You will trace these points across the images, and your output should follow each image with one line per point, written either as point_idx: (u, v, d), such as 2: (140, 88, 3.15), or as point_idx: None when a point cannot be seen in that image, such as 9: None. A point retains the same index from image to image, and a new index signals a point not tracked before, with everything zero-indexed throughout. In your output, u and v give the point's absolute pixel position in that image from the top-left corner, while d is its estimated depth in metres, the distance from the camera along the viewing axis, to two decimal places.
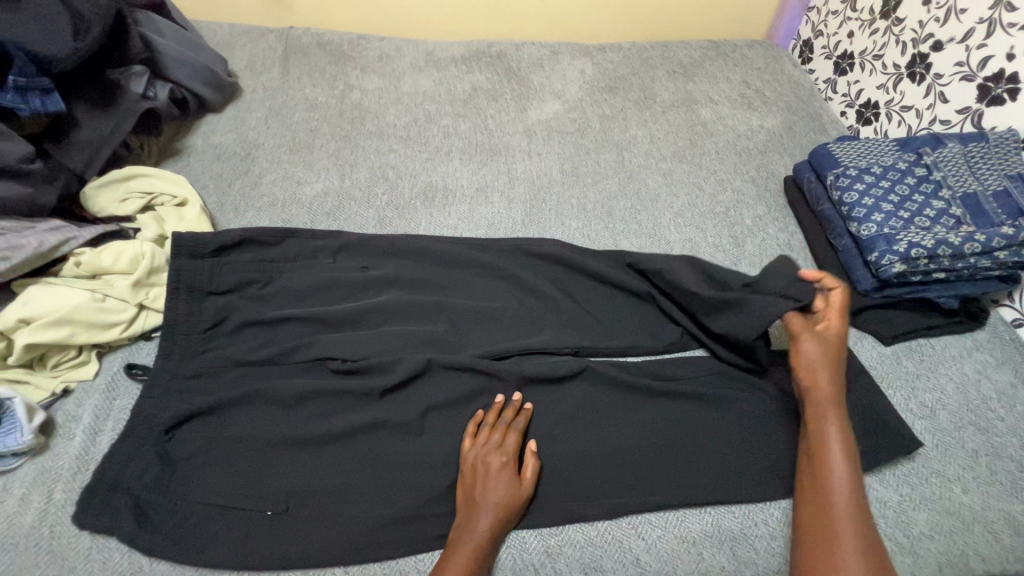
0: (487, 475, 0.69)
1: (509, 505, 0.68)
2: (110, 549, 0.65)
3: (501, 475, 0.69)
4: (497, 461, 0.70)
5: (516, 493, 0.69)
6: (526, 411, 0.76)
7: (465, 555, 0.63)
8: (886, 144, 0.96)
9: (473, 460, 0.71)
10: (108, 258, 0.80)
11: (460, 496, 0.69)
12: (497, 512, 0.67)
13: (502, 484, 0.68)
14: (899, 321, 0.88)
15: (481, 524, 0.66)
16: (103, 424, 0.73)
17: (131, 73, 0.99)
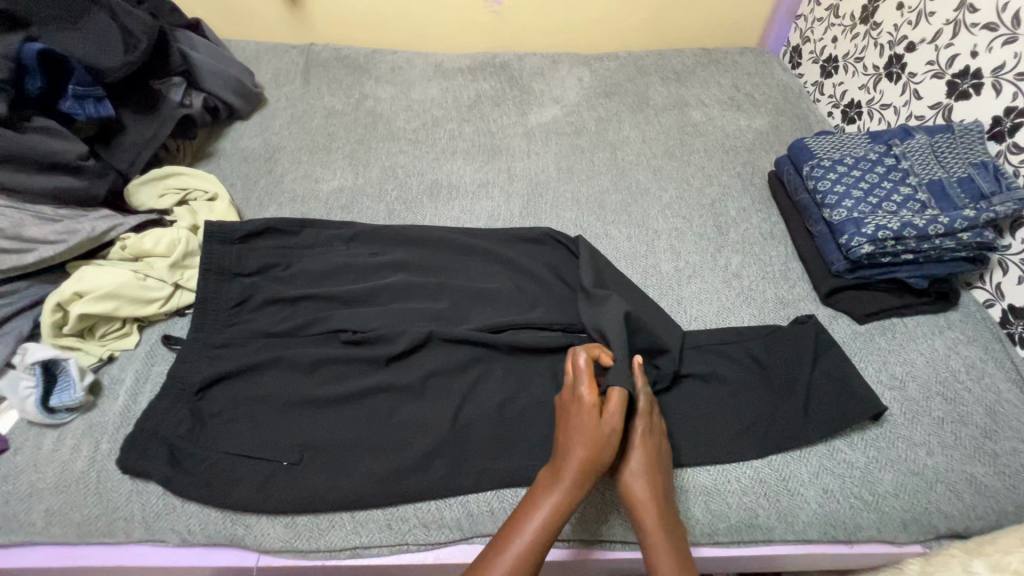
0: (577, 417, 0.71)
1: (596, 441, 0.68)
2: (147, 493, 0.74)
3: (587, 420, 0.70)
4: (581, 405, 0.71)
5: (601, 432, 0.69)
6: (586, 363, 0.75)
7: (552, 497, 0.66)
8: (859, 138, 1.02)
9: (565, 407, 0.74)
10: (150, 243, 0.90)
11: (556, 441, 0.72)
12: (586, 447, 0.68)
13: (589, 421, 0.69)
14: (870, 301, 0.94)
15: (565, 462, 0.68)
16: (143, 385, 0.83)
17: (170, 83, 1.11)
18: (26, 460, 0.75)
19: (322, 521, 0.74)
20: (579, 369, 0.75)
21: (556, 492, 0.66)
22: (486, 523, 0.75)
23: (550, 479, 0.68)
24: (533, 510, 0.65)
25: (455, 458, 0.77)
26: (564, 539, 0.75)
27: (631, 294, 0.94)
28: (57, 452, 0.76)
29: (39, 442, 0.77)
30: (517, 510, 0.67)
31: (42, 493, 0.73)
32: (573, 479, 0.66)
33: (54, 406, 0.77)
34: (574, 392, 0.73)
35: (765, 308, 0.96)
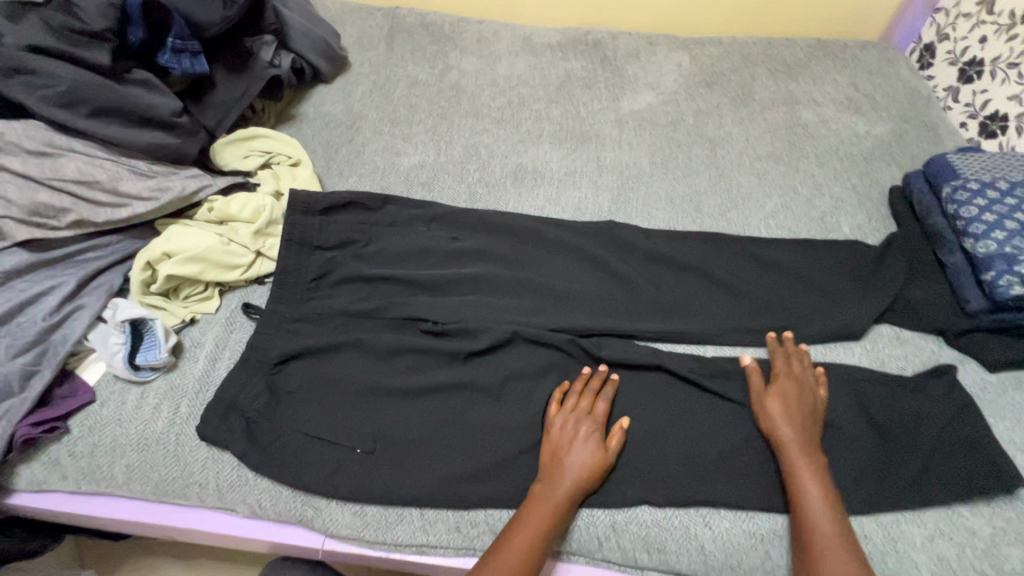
0: (574, 441, 0.72)
1: (593, 470, 0.70)
2: (222, 462, 0.74)
3: (590, 449, 0.72)
4: (582, 429, 0.73)
5: (600, 461, 0.71)
6: (613, 380, 0.78)
7: (542, 514, 0.67)
8: (1015, 160, 0.89)
9: (560, 423, 0.74)
10: (235, 208, 0.89)
11: (545, 457, 0.72)
12: (582, 473, 0.70)
13: (590, 447, 0.72)
14: (1010, 348, 0.82)
15: (559, 482, 0.69)
16: (222, 352, 0.82)
17: (262, 42, 1.08)
18: (111, 414, 0.76)
19: (392, 514, 0.72)
20: (592, 393, 0.77)
21: (547, 511, 0.67)
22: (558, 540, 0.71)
23: (542, 494, 0.69)
24: (525, 525, 0.66)
25: (531, 467, 0.74)
26: (639, 566, 0.71)
27: (726, 310, 0.88)
28: (139, 410, 0.76)
29: (123, 396, 0.77)
30: (508, 523, 0.68)
31: (124, 448, 0.74)
32: (567, 500, 0.68)
33: (139, 364, 0.77)
34: (580, 418, 0.74)
35: (879, 341, 0.86)
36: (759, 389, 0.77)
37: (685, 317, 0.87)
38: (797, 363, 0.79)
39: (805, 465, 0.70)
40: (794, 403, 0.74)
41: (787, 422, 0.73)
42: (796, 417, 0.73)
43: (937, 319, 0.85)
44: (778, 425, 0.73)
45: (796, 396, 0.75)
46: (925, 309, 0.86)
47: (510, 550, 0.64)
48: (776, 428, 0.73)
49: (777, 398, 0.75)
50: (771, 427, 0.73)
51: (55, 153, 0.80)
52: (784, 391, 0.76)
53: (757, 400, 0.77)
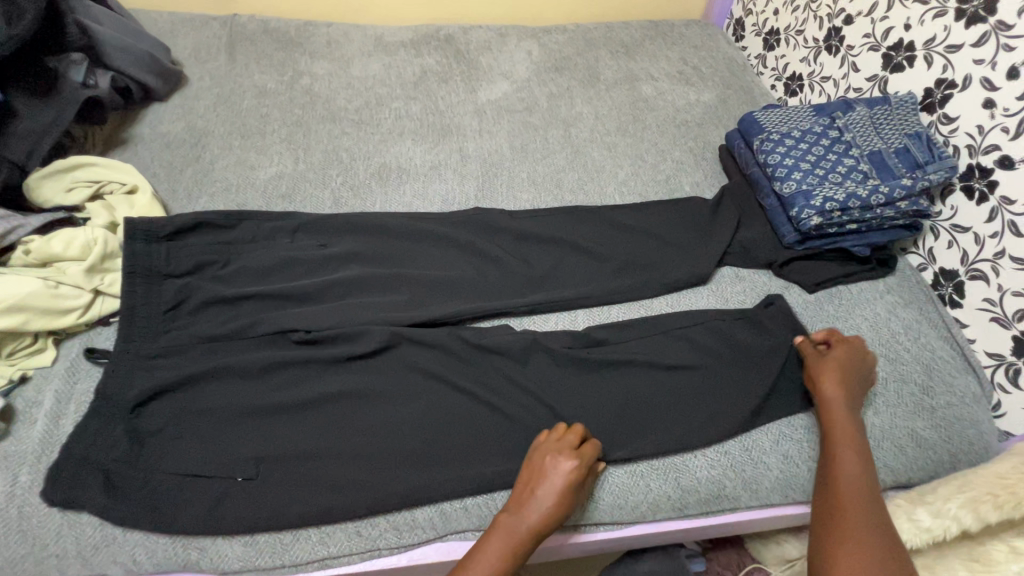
0: (541, 471, 0.70)
1: (559, 502, 0.69)
2: (81, 525, 0.67)
3: (557, 481, 0.69)
4: (562, 467, 0.70)
5: (564, 501, 0.69)
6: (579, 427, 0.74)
7: (501, 544, 0.67)
8: (804, 111, 1.05)
9: (541, 454, 0.72)
10: (59, 246, 0.80)
11: (522, 486, 0.71)
12: (547, 507, 0.68)
13: (562, 477, 0.69)
14: (820, 270, 0.98)
15: (525, 517, 0.68)
16: (66, 407, 0.74)
17: (69, 61, 0.97)
18: None
19: (285, 536, 0.70)
20: (581, 433, 0.74)
21: (506, 549, 0.67)
22: (460, 519, 0.74)
23: (504, 529, 0.68)
24: (480, 557, 0.67)
25: (423, 457, 0.75)
26: None
27: (591, 274, 0.95)
28: None
29: None
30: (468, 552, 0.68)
31: None
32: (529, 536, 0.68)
33: None
34: (550, 449, 0.72)
35: (722, 283, 0.98)
36: (815, 355, 0.82)
37: (556, 287, 0.93)
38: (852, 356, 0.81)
39: (844, 416, 0.76)
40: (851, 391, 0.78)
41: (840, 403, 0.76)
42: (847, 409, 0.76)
43: (763, 255, 0.99)
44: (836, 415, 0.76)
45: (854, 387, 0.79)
46: (754, 249, 1.00)
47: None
48: (823, 381, 0.78)
49: (840, 355, 0.80)
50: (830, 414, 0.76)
51: None
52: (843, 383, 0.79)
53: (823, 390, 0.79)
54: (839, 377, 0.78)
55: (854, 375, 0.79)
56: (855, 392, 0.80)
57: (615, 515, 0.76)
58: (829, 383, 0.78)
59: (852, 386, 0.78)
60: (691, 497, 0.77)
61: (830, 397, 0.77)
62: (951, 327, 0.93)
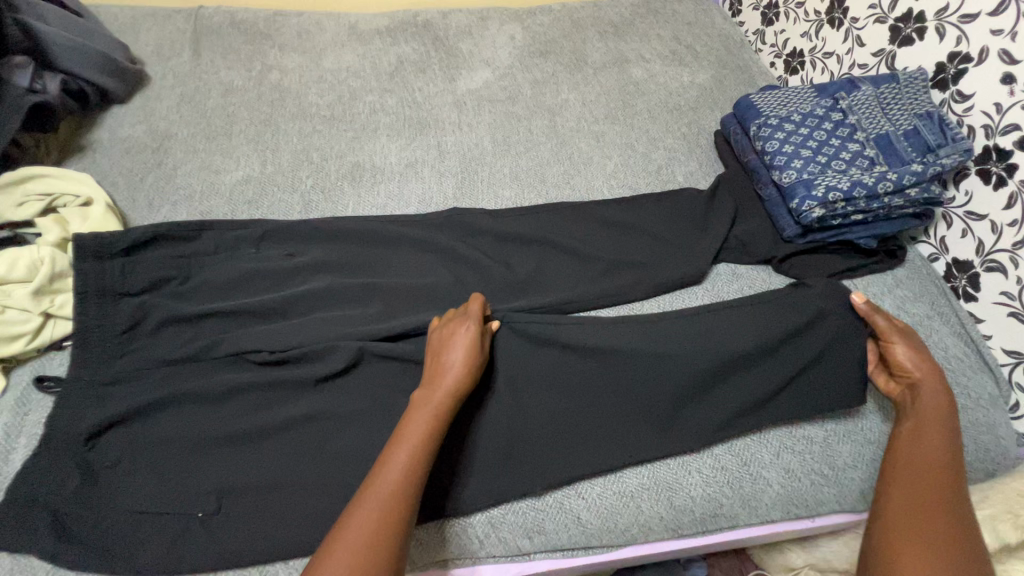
0: (445, 345, 0.72)
1: (468, 344, 0.71)
2: (33, 568, 0.63)
3: (461, 339, 0.71)
4: (462, 333, 0.72)
5: (473, 355, 0.70)
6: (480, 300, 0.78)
7: (421, 425, 0.64)
8: (805, 92, 0.97)
9: (438, 334, 0.73)
10: (1, 268, 0.75)
11: (429, 366, 0.71)
12: (460, 374, 0.69)
13: (466, 347, 0.70)
14: (824, 264, 0.91)
15: (440, 390, 0.67)
16: (15, 441, 0.70)
17: (13, 65, 0.92)
18: None
19: (251, 573, 0.66)
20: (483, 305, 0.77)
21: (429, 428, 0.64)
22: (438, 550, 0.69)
23: (422, 402, 0.66)
24: (400, 444, 0.62)
25: None
26: (525, 552, 0.70)
27: (578, 276, 0.89)
28: None
29: None
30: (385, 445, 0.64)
31: None
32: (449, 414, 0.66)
33: None
34: (449, 326, 0.74)
35: (718, 281, 0.92)
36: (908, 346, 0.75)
37: (539, 292, 0.87)
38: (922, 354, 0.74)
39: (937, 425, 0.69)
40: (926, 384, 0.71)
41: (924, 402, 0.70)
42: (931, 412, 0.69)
43: (762, 249, 0.93)
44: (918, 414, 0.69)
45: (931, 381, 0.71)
46: (752, 244, 0.93)
47: (384, 472, 0.60)
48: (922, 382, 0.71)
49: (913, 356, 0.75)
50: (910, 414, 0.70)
51: None
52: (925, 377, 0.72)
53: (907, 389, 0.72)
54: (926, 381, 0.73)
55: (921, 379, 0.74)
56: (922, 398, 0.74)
57: (604, 539, 0.71)
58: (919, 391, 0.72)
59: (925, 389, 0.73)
60: (685, 518, 0.72)
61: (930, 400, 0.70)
62: (966, 323, 0.87)
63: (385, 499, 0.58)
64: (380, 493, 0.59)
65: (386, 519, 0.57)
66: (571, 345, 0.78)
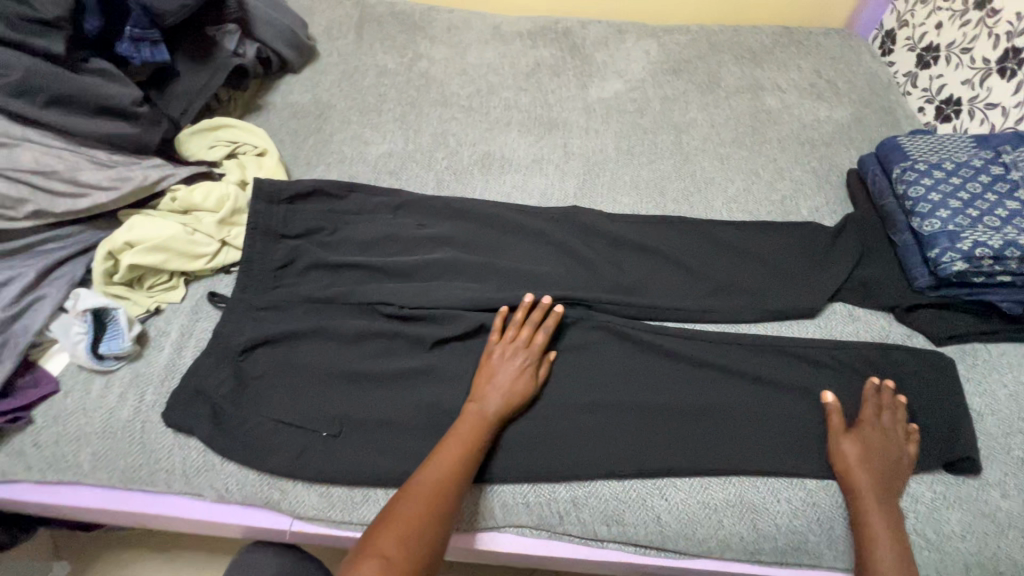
0: (505, 366, 0.77)
1: (523, 372, 0.77)
2: (188, 448, 0.75)
3: (519, 366, 0.77)
4: (517, 360, 0.78)
5: (529, 383, 0.77)
6: (556, 312, 0.82)
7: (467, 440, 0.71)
8: (962, 140, 0.92)
9: (497, 354, 0.79)
10: (199, 197, 0.89)
11: (478, 380, 0.77)
12: (501, 398, 0.74)
13: (518, 373, 0.77)
14: (955, 322, 0.86)
15: (487, 403, 0.74)
16: (187, 340, 0.83)
17: (225, 31, 1.07)
18: (75, 403, 0.76)
19: (356, 494, 0.74)
20: (536, 324, 0.81)
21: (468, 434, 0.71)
22: (520, 515, 0.74)
23: (467, 415, 0.73)
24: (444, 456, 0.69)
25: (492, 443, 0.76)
26: (599, 538, 0.74)
27: (687, 290, 0.91)
28: (104, 399, 0.77)
29: (87, 386, 0.78)
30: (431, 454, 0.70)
31: (91, 436, 0.75)
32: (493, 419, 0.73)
33: (102, 353, 0.77)
34: (507, 346, 0.79)
35: (833, 319, 0.89)
36: (838, 429, 0.75)
37: (646, 297, 0.90)
38: (884, 414, 0.76)
39: (881, 514, 0.69)
40: (875, 450, 0.73)
41: (860, 460, 0.72)
42: (871, 465, 0.72)
43: (886, 295, 0.89)
44: (854, 471, 0.71)
45: (879, 444, 0.73)
46: (876, 289, 0.90)
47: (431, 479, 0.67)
48: (851, 470, 0.72)
49: (853, 440, 0.73)
50: (849, 472, 0.72)
51: (9, 143, 0.78)
52: (865, 440, 0.73)
53: (831, 444, 0.75)
54: (865, 465, 0.72)
55: (882, 462, 0.72)
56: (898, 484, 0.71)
57: (680, 544, 0.72)
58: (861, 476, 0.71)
59: (883, 474, 0.71)
60: (766, 544, 0.71)
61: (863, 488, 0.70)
62: None
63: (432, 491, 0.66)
64: (424, 486, 0.66)
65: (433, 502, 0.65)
66: (675, 354, 0.84)
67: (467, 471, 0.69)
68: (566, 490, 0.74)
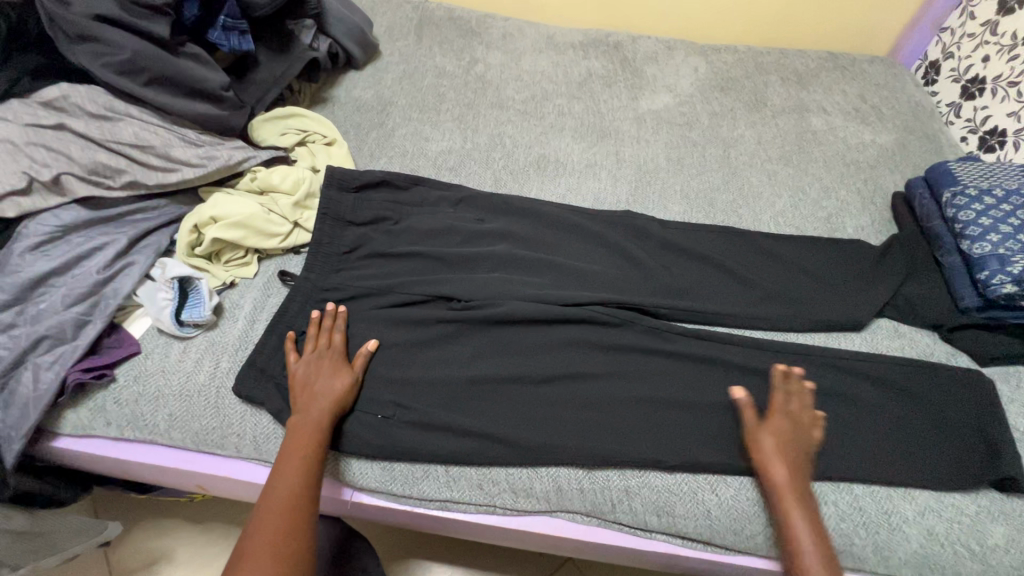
0: (317, 379, 0.78)
1: (346, 388, 0.78)
2: (259, 416, 0.79)
3: (334, 379, 0.78)
4: (327, 372, 0.79)
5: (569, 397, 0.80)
6: (343, 314, 0.85)
7: (300, 454, 0.71)
8: (1012, 169, 0.95)
9: (303, 368, 0.79)
10: (277, 179, 0.94)
11: (301, 392, 0.77)
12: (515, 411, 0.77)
13: (339, 383, 0.78)
14: (999, 344, 0.88)
15: (309, 410, 0.75)
16: (259, 314, 0.87)
17: (303, 26, 1.13)
18: (154, 365, 0.80)
19: (417, 470, 0.78)
20: (322, 328, 0.84)
21: (297, 442, 0.72)
22: (573, 500, 0.77)
23: (302, 428, 0.73)
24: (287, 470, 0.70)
25: (549, 431, 0.78)
26: (649, 528, 0.76)
27: (736, 298, 0.94)
28: (182, 363, 0.81)
29: (166, 350, 0.82)
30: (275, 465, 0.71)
31: (168, 398, 0.79)
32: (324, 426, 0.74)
33: (183, 319, 0.81)
34: (313, 354, 0.81)
35: (879, 334, 0.92)
36: (755, 416, 0.76)
37: (697, 301, 0.93)
38: (803, 411, 0.76)
39: (798, 495, 0.69)
40: (790, 442, 0.73)
41: (778, 447, 0.72)
42: (785, 454, 0.72)
43: (932, 314, 0.91)
44: (773, 454, 0.72)
45: (792, 435, 0.73)
46: (922, 308, 0.92)
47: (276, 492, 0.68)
48: (767, 451, 0.72)
49: (773, 429, 0.74)
50: (765, 463, 0.72)
51: (113, 117, 0.84)
52: (779, 430, 0.74)
53: (750, 434, 0.75)
54: (783, 450, 0.72)
55: (794, 450, 0.72)
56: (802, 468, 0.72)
57: (727, 539, 0.75)
58: (776, 458, 0.71)
59: (792, 456, 0.72)
60: None
61: (780, 468, 0.71)
62: None
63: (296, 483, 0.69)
64: (275, 501, 0.67)
65: (288, 509, 0.67)
66: (727, 355, 0.86)
67: (311, 489, 0.70)
68: (619, 479, 0.76)
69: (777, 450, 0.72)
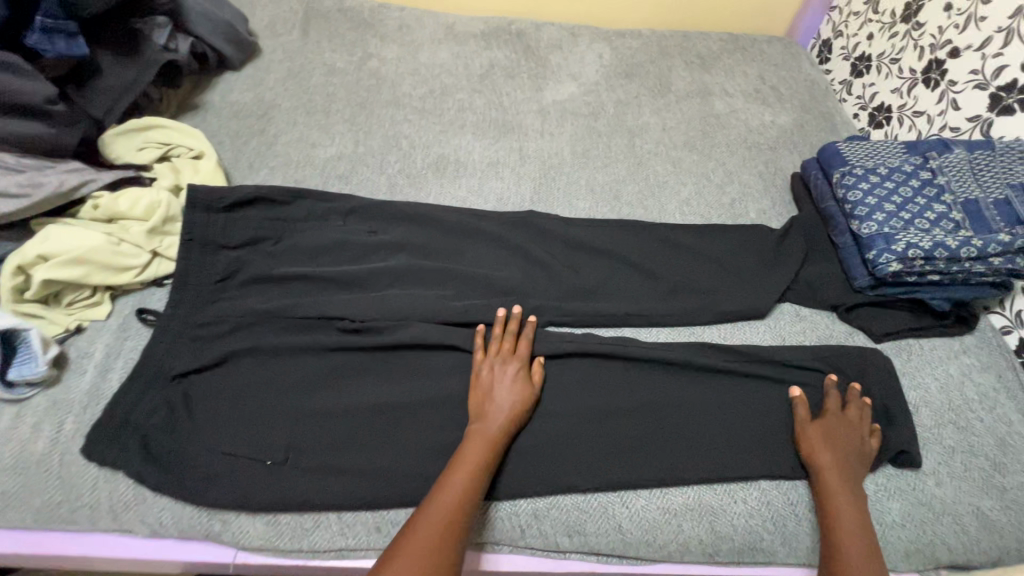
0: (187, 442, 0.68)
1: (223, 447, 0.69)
2: (116, 481, 0.69)
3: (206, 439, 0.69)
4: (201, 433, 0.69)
5: (526, 396, 0.76)
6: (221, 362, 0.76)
7: None
8: (893, 147, 0.97)
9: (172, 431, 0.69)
10: (126, 204, 0.82)
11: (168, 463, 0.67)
12: (507, 415, 0.74)
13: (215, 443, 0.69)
14: (891, 320, 0.91)
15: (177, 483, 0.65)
16: (113, 362, 0.76)
17: (154, 23, 1.00)
18: None
19: (307, 521, 0.70)
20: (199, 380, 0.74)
21: None
22: (481, 532, 0.72)
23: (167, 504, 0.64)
24: None
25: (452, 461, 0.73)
26: (562, 549, 0.73)
27: (643, 295, 0.91)
28: (15, 431, 0.69)
29: None
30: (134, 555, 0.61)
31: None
32: (470, 471, 0.68)
33: (12, 379, 0.69)
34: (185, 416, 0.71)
35: (781, 319, 0.92)
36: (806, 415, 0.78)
37: (604, 301, 0.90)
38: (854, 412, 0.79)
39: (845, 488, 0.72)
40: (840, 436, 0.76)
41: (826, 443, 0.75)
42: (835, 448, 0.75)
43: (830, 296, 0.93)
44: (819, 450, 0.75)
45: (844, 431, 0.77)
46: (820, 290, 0.93)
47: None
48: (815, 447, 0.75)
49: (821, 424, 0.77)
50: (813, 455, 0.75)
51: None
52: (831, 425, 0.77)
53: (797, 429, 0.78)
54: (829, 446, 0.75)
55: (846, 445, 0.76)
56: (860, 468, 0.75)
57: (641, 551, 0.73)
58: (824, 454, 0.74)
59: (846, 453, 0.75)
60: (723, 547, 0.72)
61: (827, 464, 0.74)
62: None
63: (436, 529, 0.63)
64: None
65: None
66: (635, 359, 0.83)
67: None
68: (529, 504, 0.73)
69: (832, 448, 0.75)
